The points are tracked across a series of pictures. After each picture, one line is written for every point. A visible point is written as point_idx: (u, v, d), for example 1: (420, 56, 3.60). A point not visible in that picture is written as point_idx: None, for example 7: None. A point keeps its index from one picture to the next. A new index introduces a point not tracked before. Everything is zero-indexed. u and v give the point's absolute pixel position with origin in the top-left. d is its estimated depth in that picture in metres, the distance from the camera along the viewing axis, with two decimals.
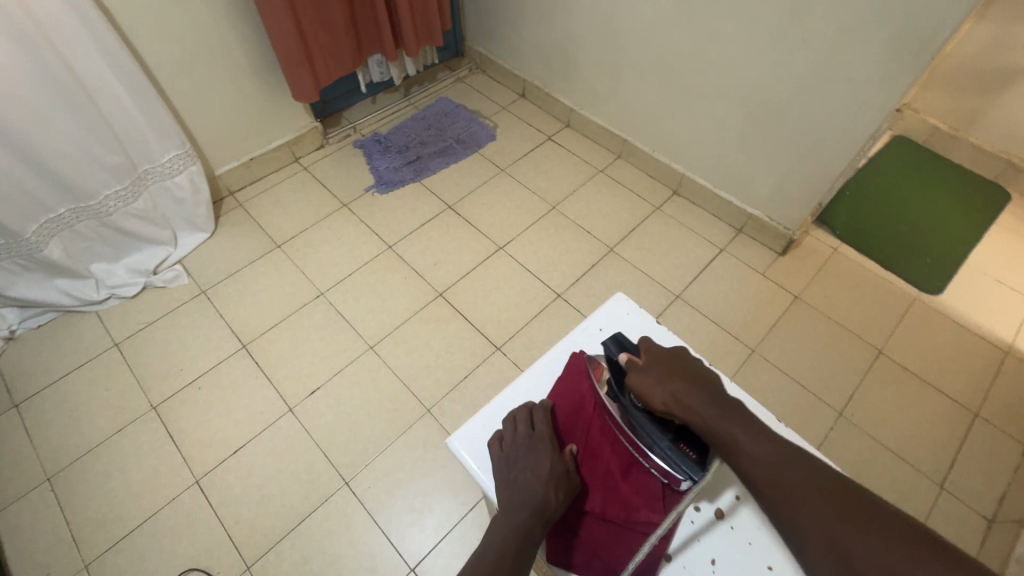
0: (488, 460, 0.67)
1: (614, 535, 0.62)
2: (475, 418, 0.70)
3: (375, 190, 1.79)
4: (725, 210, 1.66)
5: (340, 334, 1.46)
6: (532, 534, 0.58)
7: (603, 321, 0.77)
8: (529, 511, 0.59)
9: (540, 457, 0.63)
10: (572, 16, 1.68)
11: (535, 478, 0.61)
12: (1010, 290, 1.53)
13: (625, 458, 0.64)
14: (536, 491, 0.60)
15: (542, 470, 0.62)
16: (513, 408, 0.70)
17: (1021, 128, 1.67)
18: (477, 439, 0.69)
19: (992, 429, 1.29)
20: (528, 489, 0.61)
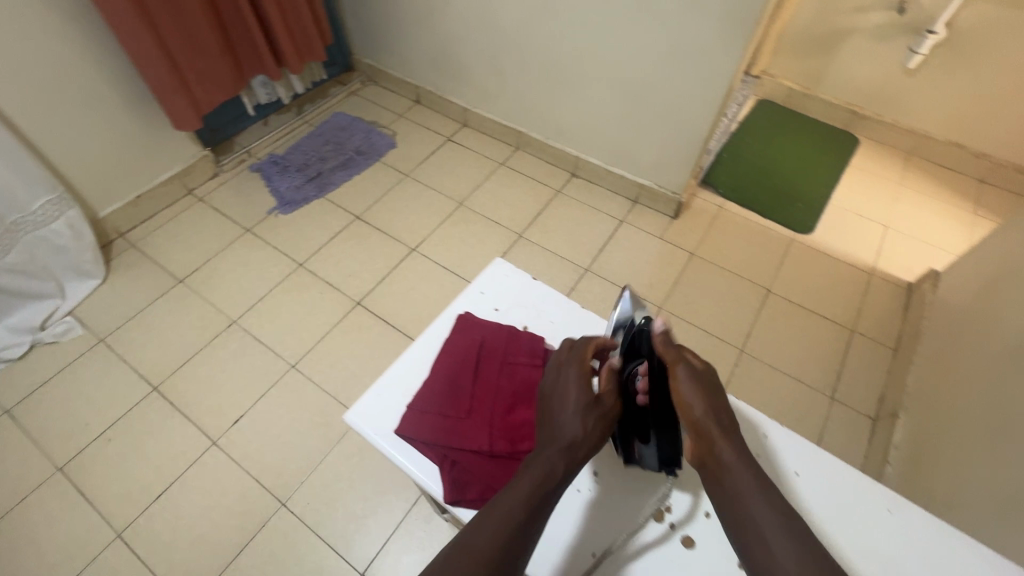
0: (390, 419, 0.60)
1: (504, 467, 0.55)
2: (370, 389, 0.62)
3: (278, 211, 1.76)
4: (619, 184, 1.77)
5: (258, 358, 1.42)
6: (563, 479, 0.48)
7: (485, 285, 0.72)
8: (561, 457, 0.49)
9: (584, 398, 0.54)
10: (449, 20, 1.74)
11: (574, 417, 0.52)
12: (867, 221, 1.75)
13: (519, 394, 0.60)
14: (570, 434, 0.51)
15: (578, 410, 0.52)
16: (403, 362, 0.64)
17: (855, 81, 1.91)
18: (372, 405, 0.61)
19: (866, 342, 1.46)
20: (560, 429, 0.51)
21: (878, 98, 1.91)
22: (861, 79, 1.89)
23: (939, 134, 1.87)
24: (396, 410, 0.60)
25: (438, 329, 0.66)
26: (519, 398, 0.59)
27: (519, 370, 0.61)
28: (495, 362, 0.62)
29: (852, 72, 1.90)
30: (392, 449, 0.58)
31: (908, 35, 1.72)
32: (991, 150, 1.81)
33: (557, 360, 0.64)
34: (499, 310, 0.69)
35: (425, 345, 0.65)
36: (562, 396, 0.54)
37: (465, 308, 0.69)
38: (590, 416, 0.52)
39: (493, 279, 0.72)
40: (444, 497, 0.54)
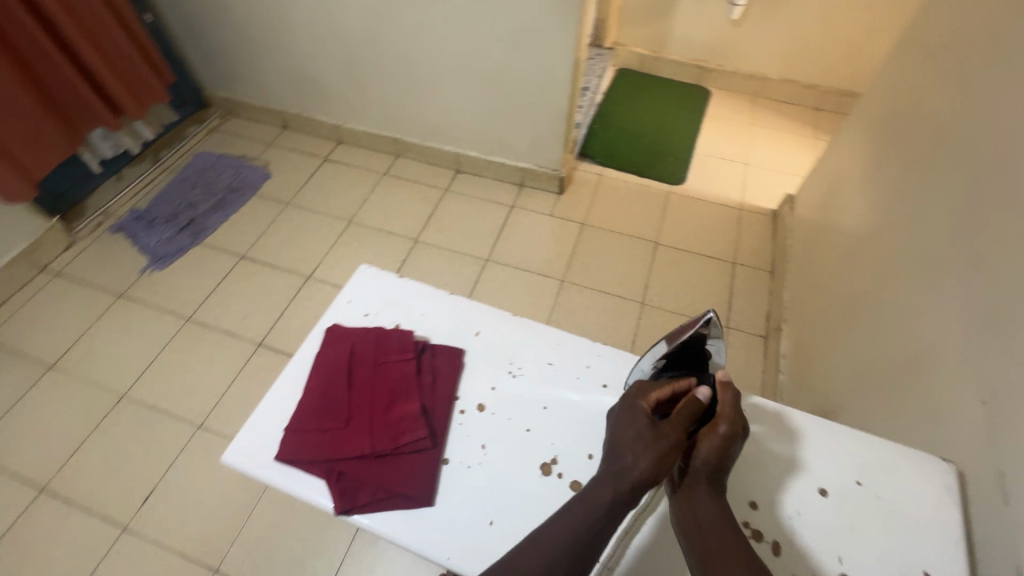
0: (268, 448, 0.58)
1: (390, 465, 0.56)
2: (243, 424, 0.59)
3: (153, 268, 1.63)
4: (503, 171, 1.82)
5: (160, 427, 1.32)
6: (611, 506, 0.50)
7: (351, 292, 0.71)
8: (610, 484, 0.51)
9: (654, 435, 0.53)
10: (295, 39, 1.69)
11: (631, 444, 0.53)
12: (729, 162, 1.91)
13: (398, 394, 0.60)
14: (627, 462, 0.51)
15: (641, 443, 0.52)
16: (275, 389, 0.62)
17: (693, 39, 2.08)
18: (245, 439, 0.58)
19: (747, 270, 1.61)
20: (619, 454, 0.53)
21: (717, 51, 2.09)
22: (699, 36, 2.06)
23: (772, 74, 2.07)
24: (274, 437, 0.58)
25: (307, 348, 0.65)
26: (396, 394, 0.60)
27: (391, 368, 0.62)
28: (365, 367, 0.62)
29: (689, 31, 2.06)
30: (275, 477, 0.56)
31: None
32: (817, 81, 2.03)
33: (429, 349, 0.64)
34: (370, 314, 0.69)
35: (294, 367, 0.63)
36: (627, 422, 0.54)
37: (333, 320, 0.69)
38: (652, 448, 0.52)
39: (358, 286, 0.72)
40: (335, 509, 0.54)
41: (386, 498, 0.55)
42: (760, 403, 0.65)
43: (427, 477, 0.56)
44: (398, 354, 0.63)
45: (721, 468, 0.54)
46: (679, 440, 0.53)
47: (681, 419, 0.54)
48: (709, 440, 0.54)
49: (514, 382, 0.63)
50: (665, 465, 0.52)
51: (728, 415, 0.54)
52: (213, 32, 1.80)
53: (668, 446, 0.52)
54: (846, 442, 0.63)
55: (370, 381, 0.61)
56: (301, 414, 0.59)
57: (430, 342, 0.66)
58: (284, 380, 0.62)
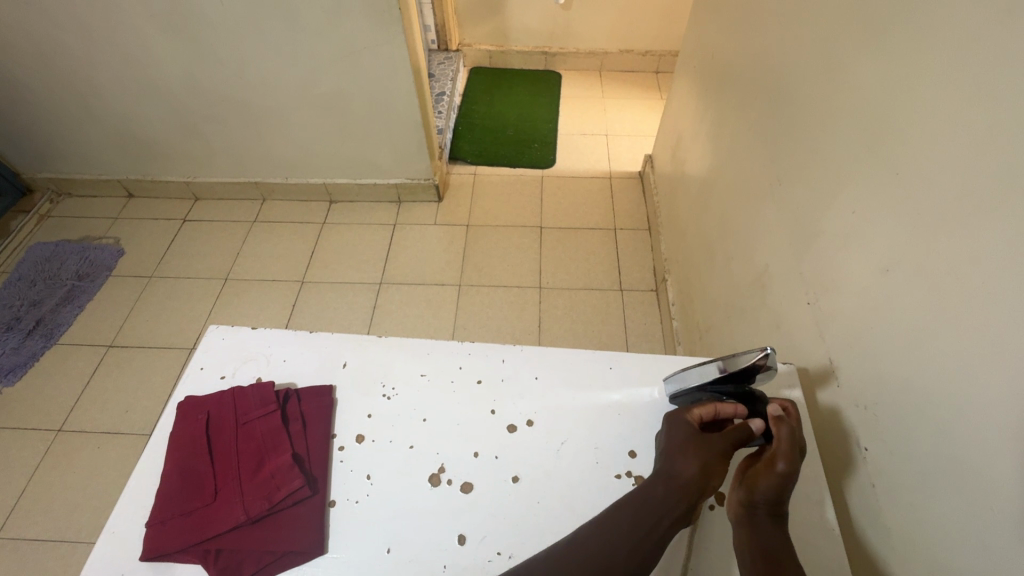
0: (133, 548, 0.53)
1: (271, 526, 0.53)
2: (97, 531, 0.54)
3: (1, 385, 1.43)
4: (377, 192, 1.79)
5: (49, 559, 1.17)
6: (664, 504, 0.49)
7: (201, 358, 0.67)
8: (660, 482, 0.50)
9: (701, 441, 0.52)
10: (111, 100, 1.55)
11: (678, 451, 0.52)
12: (590, 136, 2.01)
13: (272, 452, 0.57)
14: (677, 471, 0.51)
15: (688, 451, 0.52)
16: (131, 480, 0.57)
17: (532, 27, 2.16)
18: (105, 546, 0.53)
19: (627, 233, 1.70)
20: (670, 465, 0.52)
21: (556, 35, 2.18)
22: (535, 24, 2.14)
23: (610, 48, 2.21)
24: (139, 534, 0.54)
25: (160, 431, 0.60)
26: (266, 451, 0.57)
27: (257, 425, 0.59)
28: (227, 434, 0.59)
29: (526, 22, 2.14)
30: None
31: None
32: (650, 47, 2.19)
33: (296, 396, 0.62)
34: (226, 376, 0.65)
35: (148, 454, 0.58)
36: (673, 432, 0.54)
37: (185, 392, 0.64)
38: (699, 453, 0.51)
39: (207, 349, 0.68)
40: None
41: (273, 560, 0.52)
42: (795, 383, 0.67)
43: (316, 528, 0.53)
44: (265, 412, 0.60)
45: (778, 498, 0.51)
46: (727, 447, 0.52)
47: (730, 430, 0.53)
48: (766, 477, 0.51)
49: (388, 402, 0.62)
50: (711, 473, 0.51)
51: (785, 450, 0.51)
52: (11, 110, 1.60)
53: (716, 453, 0.52)
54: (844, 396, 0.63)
55: (236, 446, 0.58)
56: (160, 501, 0.54)
57: (295, 386, 0.63)
58: (138, 470, 0.57)
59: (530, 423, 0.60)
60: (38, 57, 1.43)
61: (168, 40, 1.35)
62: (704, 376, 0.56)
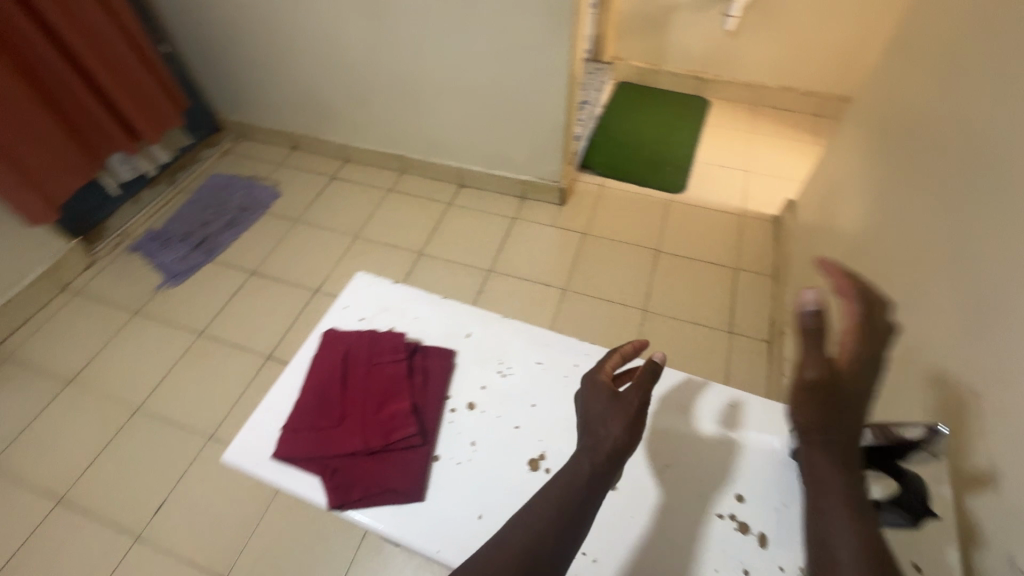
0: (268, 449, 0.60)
1: (381, 461, 0.58)
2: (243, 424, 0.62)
3: (167, 285, 1.68)
4: (504, 185, 1.85)
5: (172, 439, 1.35)
6: (590, 477, 0.50)
7: (347, 299, 0.74)
8: (587, 456, 0.51)
9: (618, 405, 0.53)
10: (301, 63, 1.76)
11: (601, 418, 0.53)
12: (729, 170, 1.93)
13: (388, 393, 0.62)
14: (603, 437, 0.52)
15: (609, 416, 0.53)
16: (276, 392, 0.64)
17: (691, 50, 2.11)
18: (249, 440, 0.61)
19: (749, 275, 1.61)
20: (594, 431, 0.53)
21: (715, 61, 2.12)
22: (695, 47, 2.10)
23: (769, 82, 2.10)
24: (273, 436, 0.61)
25: (306, 352, 0.68)
26: (388, 393, 0.62)
27: (385, 368, 0.64)
28: (359, 369, 0.64)
29: (686, 44, 2.10)
30: (274, 474, 0.58)
31: (721, 2, 1.93)
32: (815, 87, 2.05)
33: (423, 352, 0.67)
34: (365, 319, 0.72)
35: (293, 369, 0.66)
36: (594, 398, 0.55)
37: (330, 325, 0.71)
38: (623, 417, 0.53)
39: (355, 292, 0.75)
40: (329, 504, 0.55)
41: (380, 493, 0.56)
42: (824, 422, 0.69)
43: (420, 474, 0.57)
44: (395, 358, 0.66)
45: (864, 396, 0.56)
46: (643, 408, 0.54)
47: (640, 385, 0.55)
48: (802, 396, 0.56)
49: (504, 380, 0.65)
50: (636, 434, 0.53)
51: (817, 361, 0.55)
52: (224, 59, 1.88)
53: (635, 413, 0.53)
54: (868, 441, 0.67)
55: (366, 382, 0.63)
56: (294, 414, 0.61)
57: (422, 343, 0.68)
58: (283, 383, 0.65)
59: (639, 436, 0.68)
60: (256, 18, 1.67)
61: (360, 16, 1.51)
62: (859, 438, 0.53)
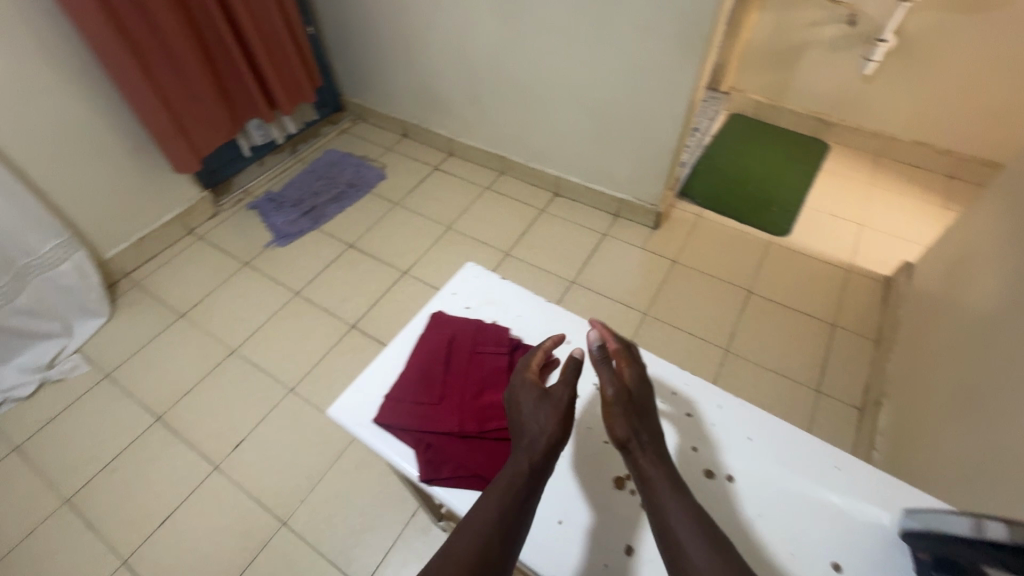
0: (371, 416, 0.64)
1: (473, 447, 0.60)
2: (350, 386, 0.67)
3: (275, 244, 1.83)
4: (600, 200, 1.85)
5: (258, 384, 1.46)
6: (528, 472, 0.52)
7: (456, 287, 0.77)
8: (525, 453, 0.54)
9: (549, 401, 0.58)
10: (429, 56, 1.86)
11: (532, 411, 0.57)
12: (840, 221, 1.81)
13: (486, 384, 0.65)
14: (530, 431, 0.56)
15: (539, 410, 0.57)
16: (383, 363, 0.69)
17: (819, 90, 2.01)
18: (355, 404, 0.66)
19: (849, 334, 1.50)
20: (523, 427, 0.57)
21: (842, 105, 2.01)
22: (823, 88, 2.00)
23: (901, 134, 1.95)
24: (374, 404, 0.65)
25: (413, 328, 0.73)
26: (487, 383, 0.65)
27: (487, 358, 0.67)
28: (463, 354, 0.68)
29: (814, 83, 2.01)
30: (373, 439, 0.62)
31: (861, 44, 1.83)
32: (955, 146, 1.88)
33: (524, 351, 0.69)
34: (470, 308, 0.75)
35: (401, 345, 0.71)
36: (525, 394, 0.59)
37: (437, 308, 0.75)
38: (554, 411, 0.57)
39: (464, 281, 0.78)
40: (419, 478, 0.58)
41: (465, 476, 0.58)
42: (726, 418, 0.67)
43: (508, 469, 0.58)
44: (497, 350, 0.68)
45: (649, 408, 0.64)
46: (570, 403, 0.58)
47: (565, 382, 0.60)
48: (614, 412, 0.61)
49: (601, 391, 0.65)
50: (564, 427, 0.56)
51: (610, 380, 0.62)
52: (360, 46, 2.02)
53: (564, 409, 0.57)
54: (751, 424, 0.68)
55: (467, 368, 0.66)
56: (399, 386, 0.65)
57: (523, 342, 0.71)
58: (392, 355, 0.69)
59: (729, 479, 0.64)
60: (396, 10, 1.79)
61: (494, 18, 1.58)
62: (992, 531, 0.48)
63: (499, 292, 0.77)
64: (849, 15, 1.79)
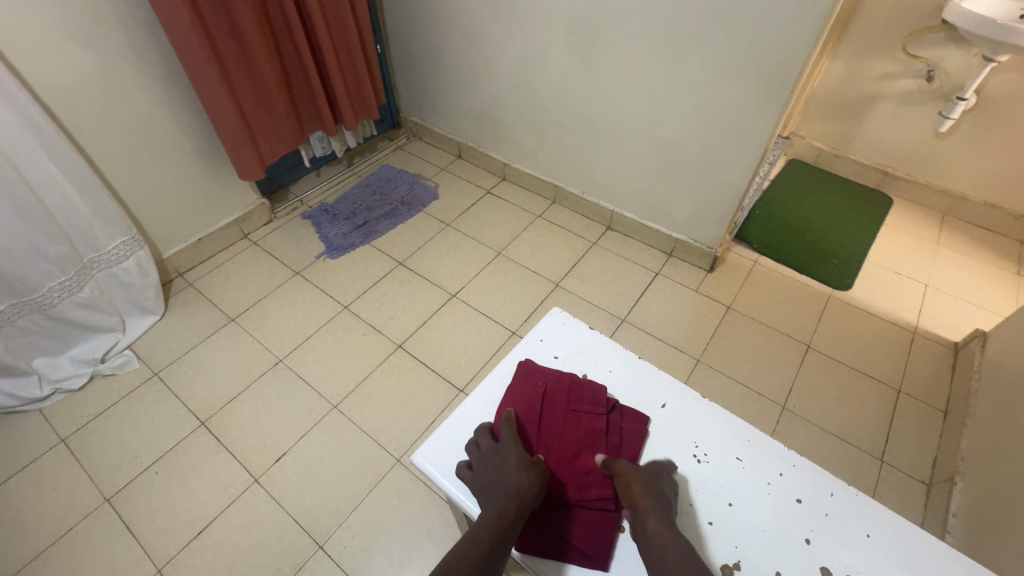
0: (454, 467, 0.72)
1: (569, 517, 0.66)
2: (434, 435, 0.75)
3: (326, 256, 1.84)
4: (655, 238, 1.82)
5: (303, 398, 1.45)
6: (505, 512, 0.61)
7: (542, 334, 0.86)
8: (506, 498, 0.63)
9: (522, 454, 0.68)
10: (494, 83, 1.87)
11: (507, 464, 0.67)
12: (905, 279, 1.75)
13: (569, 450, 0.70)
14: (509, 479, 0.65)
15: (516, 461, 0.67)
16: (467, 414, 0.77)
17: (886, 142, 1.97)
18: (440, 454, 0.74)
19: (914, 402, 1.42)
20: (501, 477, 0.66)
21: (910, 159, 1.95)
22: (892, 141, 1.95)
23: (972, 195, 1.89)
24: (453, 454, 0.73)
25: (508, 363, 0.83)
26: (583, 445, 0.71)
27: (583, 418, 0.73)
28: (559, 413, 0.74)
29: (882, 136, 1.97)
30: (454, 489, 0.70)
31: (937, 100, 1.78)
32: None
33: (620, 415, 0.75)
34: (559, 356, 0.84)
35: (493, 387, 0.80)
36: (496, 454, 0.69)
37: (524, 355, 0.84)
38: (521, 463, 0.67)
39: (550, 330, 0.87)
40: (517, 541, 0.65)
41: (575, 554, 0.63)
42: (822, 489, 0.70)
43: (603, 539, 0.64)
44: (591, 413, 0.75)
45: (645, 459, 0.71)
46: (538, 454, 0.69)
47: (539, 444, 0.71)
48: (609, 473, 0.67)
49: (697, 465, 0.72)
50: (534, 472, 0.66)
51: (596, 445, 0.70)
52: (425, 67, 2.05)
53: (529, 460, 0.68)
54: (852, 498, 0.69)
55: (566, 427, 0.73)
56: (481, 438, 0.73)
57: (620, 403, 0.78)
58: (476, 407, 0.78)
59: None
60: (467, 37, 1.81)
61: (568, 52, 1.58)
62: None
63: (575, 341, 0.86)
64: (926, 70, 1.75)
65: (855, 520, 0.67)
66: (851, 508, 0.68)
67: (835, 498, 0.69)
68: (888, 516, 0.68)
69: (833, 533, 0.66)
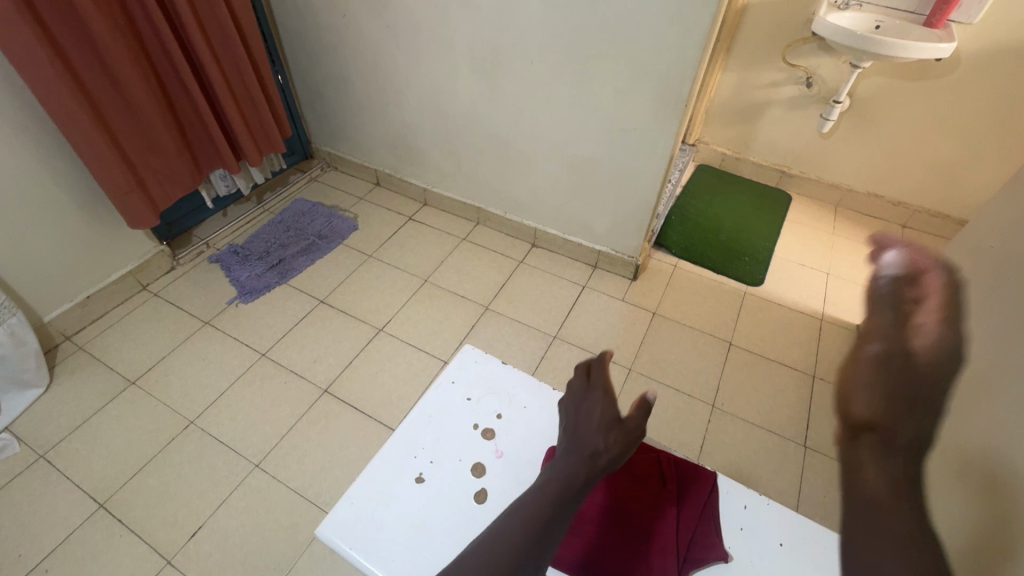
0: (369, 535, 0.68)
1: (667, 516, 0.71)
2: (344, 502, 0.71)
3: (238, 301, 1.72)
4: (578, 251, 1.85)
5: (219, 460, 1.33)
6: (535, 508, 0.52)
7: (455, 374, 0.85)
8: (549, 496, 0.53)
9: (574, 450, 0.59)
10: (404, 109, 1.84)
11: (561, 464, 0.58)
12: (809, 270, 1.87)
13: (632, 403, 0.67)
14: (564, 479, 0.55)
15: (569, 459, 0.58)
16: (382, 473, 0.74)
17: (780, 144, 2.12)
18: (352, 523, 0.69)
19: (828, 386, 1.52)
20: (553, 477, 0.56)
21: (802, 158, 2.11)
22: (785, 142, 2.11)
23: (858, 186, 2.07)
24: (367, 519, 0.70)
25: (421, 411, 0.81)
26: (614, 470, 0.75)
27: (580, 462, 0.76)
28: (587, 518, 0.71)
29: (776, 139, 2.12)
30: (370, 561, 0.66)
31: (818, 104, 1.94)
32: (907, 199, 2.01)
33: None
34: (471, 399, 0.82)
35: (409, 438, 0.77)
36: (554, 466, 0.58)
37: (439, 397, 0.82)
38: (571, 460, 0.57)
39: (463, 368, 0.86)
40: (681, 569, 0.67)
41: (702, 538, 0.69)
42: (736, 502, 0.74)
43: (698, 516, 0.71)
44: (590, 492, 0.73)
45: (911, 301, 0.51)
46: (577, 442, 0.60)
47: (576, 439, 0.61)
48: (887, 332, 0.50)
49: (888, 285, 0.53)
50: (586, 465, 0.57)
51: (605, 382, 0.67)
52: (332, 97, 1.99)
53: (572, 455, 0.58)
54: (763, 506, 0.73)
55: (511, 480, 0.74)
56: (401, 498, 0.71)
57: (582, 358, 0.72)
58: (391, 464, 0.75)
59: None
60: (371, 65, 1.77)
61: (474, 76, 1.58)
62: None
63: (490, 375, 0.86)
64: (805, 76, 1.90)
65: (767, 531, 0.71)
66: (764, 517, 0.72)
67: (748, 511, 0.73)
68: (795, 518, 0.72)
69: (744, 550, 0.70)
